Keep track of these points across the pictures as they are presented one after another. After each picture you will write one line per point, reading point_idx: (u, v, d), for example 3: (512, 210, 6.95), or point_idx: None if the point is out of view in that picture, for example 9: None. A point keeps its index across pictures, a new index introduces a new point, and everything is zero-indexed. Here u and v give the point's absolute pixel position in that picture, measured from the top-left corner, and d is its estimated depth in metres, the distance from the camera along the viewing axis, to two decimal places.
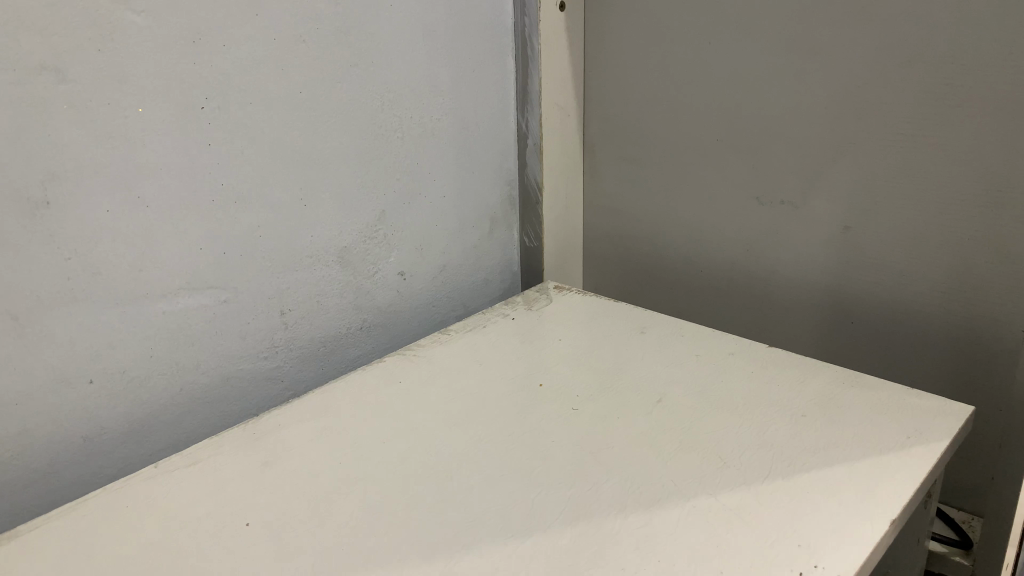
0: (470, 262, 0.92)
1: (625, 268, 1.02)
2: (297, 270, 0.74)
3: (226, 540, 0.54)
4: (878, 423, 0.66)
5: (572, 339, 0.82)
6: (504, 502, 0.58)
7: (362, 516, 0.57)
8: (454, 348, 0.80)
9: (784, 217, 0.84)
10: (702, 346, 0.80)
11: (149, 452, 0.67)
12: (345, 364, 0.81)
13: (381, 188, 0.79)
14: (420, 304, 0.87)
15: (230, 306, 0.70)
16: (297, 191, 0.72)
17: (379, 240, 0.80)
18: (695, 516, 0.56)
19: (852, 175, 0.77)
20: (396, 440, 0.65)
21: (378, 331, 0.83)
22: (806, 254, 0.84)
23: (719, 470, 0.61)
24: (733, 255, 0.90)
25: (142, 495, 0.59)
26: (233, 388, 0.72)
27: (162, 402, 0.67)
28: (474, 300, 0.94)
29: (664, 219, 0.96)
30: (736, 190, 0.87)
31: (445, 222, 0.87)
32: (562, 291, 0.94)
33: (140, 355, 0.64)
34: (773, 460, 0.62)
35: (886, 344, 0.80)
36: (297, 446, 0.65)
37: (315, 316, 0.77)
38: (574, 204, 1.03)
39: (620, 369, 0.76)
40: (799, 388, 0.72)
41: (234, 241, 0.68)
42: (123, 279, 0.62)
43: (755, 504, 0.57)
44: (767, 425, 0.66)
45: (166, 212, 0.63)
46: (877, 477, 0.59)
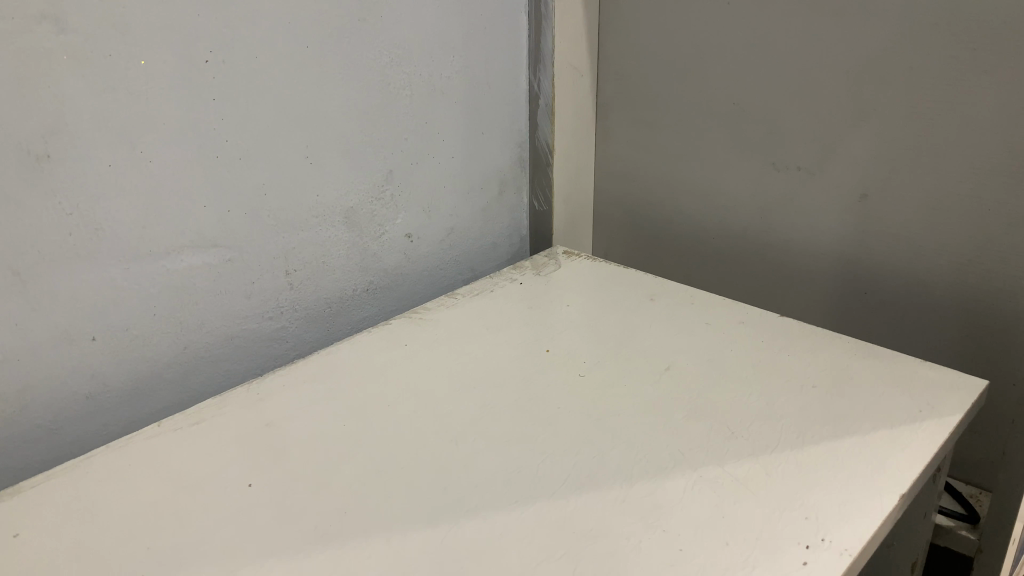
0: (479, 224, 0.90)
1: (636, 233, 1.01)
2: (303, 229, 0.73)
3: (228, 501, 0.54)
4: (889, 396, 0.65)
5: (580, 306, 0.80)
6: (509, 466, 0.57)
7: (364, 479, 0.56)
8: (460, 311, 0.79)
9: (799, 183, 0.82)
10: (712, 314, 0.78)
11: (152, 409, 0.67)
12: (351, 325, 0.80)
13: (389, 147, 0.77)
14: (427, 265, 0.86)
15: (234, 264, 0.69)
16: (302, 147, 0.70)
17: (386, 201, 0.79)
18: (701, 487, 0.55)
19: (871, 141, 0.75)
20: (400, 403, 0.64)
21: (384, 293, 0.82)
22: (820, 222, 0.82)
23: (727, 441, 0.60)
24: (745, 223, 0.89)
25: (144, 453, 0.59)
26: (238, 348, 0.71)
27: (165, 360, 0.66)
28: (482, 262, 0.93)
29: (677, 184, 0.94)
30: (750, 155, 0.86)
31: (453, 183, 0.85)
32: (572, 256, 0.92)
33: (144, 313, 0.64)
34: (781, 431, 0.61)
35: (898, 316, 0.79)
36: (300, 406, 0.64)
37: (320, 277, 0.76)
38: (585, 167, 1.01)
39: (629, 337, 0.74)
40: (809, 359, 0.70)
41: (237, 199, 0.67)
42: (127, 235, 0.61)
43: (763, 476, 0.56)
44: (776, 396, 0.65)
45: (168, 168, 0.62)
46: (888, 450, 0.58)
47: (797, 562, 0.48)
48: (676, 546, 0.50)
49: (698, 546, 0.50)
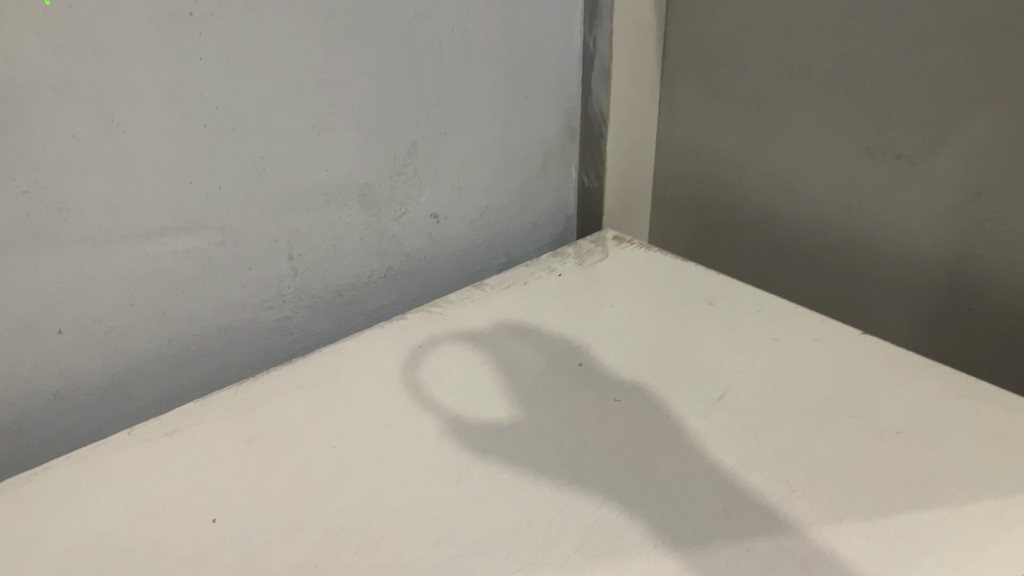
0: (518, 202, 0.80)
1: (700, 217, 0.89)
2: (309, 209, 0.64)
3: (187, 538, 0.47)
4: (995, 453, 0.53)
5: (625, 307, 0.70)
6: (516, 518, 0.48)
7: (345, 522, 0.48)
8: (486, 307, 0.70)
9: (897, 174, 0.69)
10: (779, 327, 0.67)
11: (134, 408, 0.60)
12: (366, 315, 0.72)
13: (412, 115, 0.67)
14: (456, 249, 0.76)
15: (227, 248, 0.60)
16: (308, 115, 0.61)
17: (409, 176, 0.69)
18: (747, 564, 0.45)
19: (992, 129, 0.61)
20: (402, 423, 0.56)
21: (405, 279, 0.73)
22: (918, 221, 0.69)
23: (785, 501, 0.49)
24: (829, 216, 0.76)
25: (107, 467, 0.52)
26: (233, 341, 0.64)
27: (147, 355, 0.59)
28: (521, 245, 0.83)
29: (751, 163, 0.81)
30: (840, 137, 0.72)
31: (489, 156, 0.75)
32: (622, 243, 0.81)
33: (120, 303, 0.56)
34: (853, 493, 0.50)
35: (1007, 342, 0.66)
36: (289, 418, 0.56)
37: (330, 262, 0.67)
38: (646, 139, 0.89)
39: (677, 351, 0.64)
40: (894, 395, 0.59)
41: (230, 175, 0.58)
42: (97, 216, 0.53)
43: (828, 556, 0.45)
44: (850, 443, 0.54)
45: (145, 139, 0.53)
46: (990, 532, 0.47)
47: None
48: None
49: None
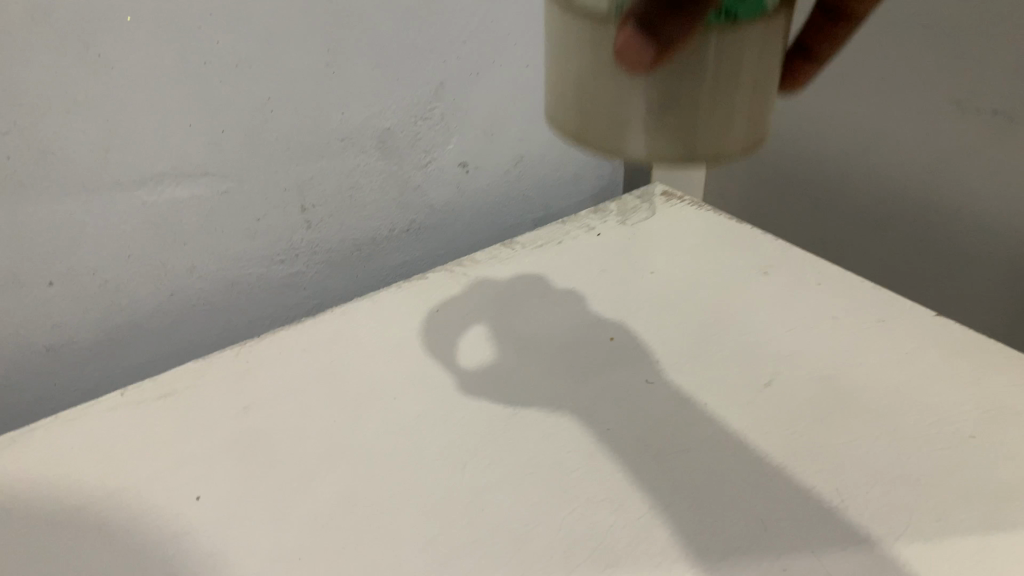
0: (559, 151, 0.73)
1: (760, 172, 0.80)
2: (320, 156, 0.58)
3: (166, 517, 0.43)
4: None
5: (667, 274, 0.63)
6: (522, 515, 0.43)
7: (335, 509, 0.44)
8: (514, 268, 0.64)
9: (993, 133, 0.59)
10: (841, 305, 0.59)
11: (135, 363, 0.57)
12: (387, 270, 0.67)
13: (439, 53, 0.60)
14: (487, 201, 0.70)
15: (232, 197, 0.56)
16: (321, 53, 0.54)
17: (434, 121, 0.63)
18: None
19: None
20: (409, 397, 0.51)
21: (430, 233, 0.68)
22: (1013, 189, 0.59)
23: (830, 514, 0.43)
24: (907, 177, 0.67)
25: (95, 431, 0.49)
26: (240, 296, 0.60)
27: (146, 310, 0.56)
28: (561, 198, 0.76)
29: (821, 114, 0.72)
30: (926, 88, 0.62)
31: (527, 100, 0.68)
32: (670, 200, 0.74)
33: (114, 254, 0.53)
34: (912, 509, 0.43)
35: None
36: (290, 385, 0.52)
37: (346, 213, 0.62)
38: None
39: (722, 328, 0.57)
40: (971, 391, 0.51)
41: (233, 118, 0.53)
42: (86, 160, 0.49)
43: None
44: (913, 448, 0.47)
45: (136, 77, 0.48)
46: None
47: None
48: None
49: None
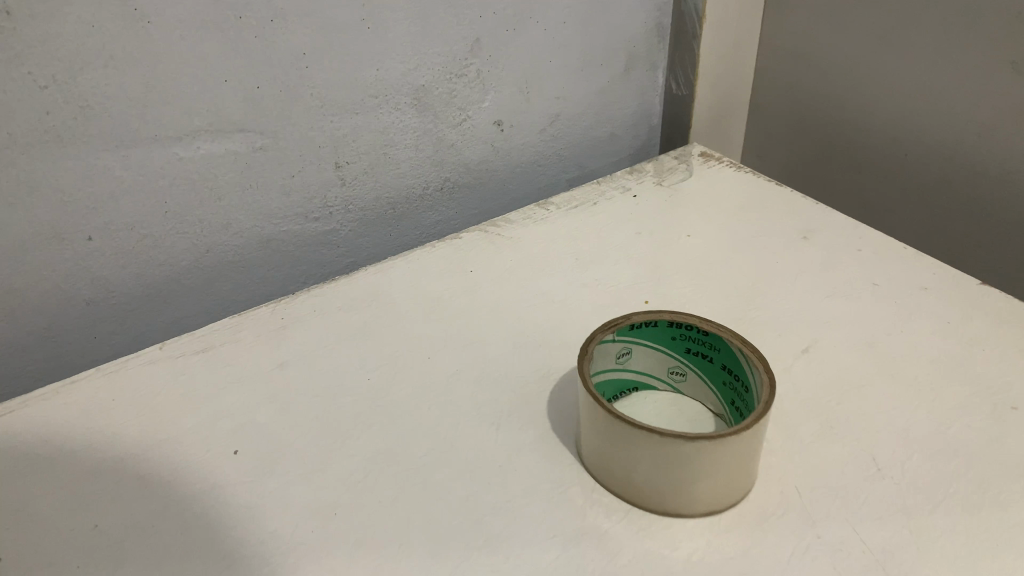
0: (596, 110, 0.71)
1: (800, 133, 0.78)
2: (354, 113, 0.58)
3: (206, 469, 0.44)
4: None
5: (705, 238, 0.62)
6: (556, 476, 0.43)
7: (371, 464, 0.44)
8: (548, 229, 0.63)
9: None
10: (883, 271, 0.58)
11: (172, 318, 0.57)
12: (420, 229, 0.67)
13: (476, 8, 0.59)
14: (522, 160, 0.69)
15: (268, 154, 0.56)
16: (356, 7, 0.53)
17: (471, 78, 0.62)
18: (815, 556, 0.39)
19: None
20: (443, 356, 0.51)
21: (464, 192, 0.67)
22: None
23: (867, 483, 0.42)
24: (954, 141, 0.64)
25: (134, 384, 0.49)
26: (275, 253, 0.60)
27: (184, 265, 0.56)
28: (596, 158, 0.75)
29: (866, 75, 0.69)
30: (981, 47, 0.60)
31: (564, 57, 0.66)
32: (709, 160, 0.73)
33: (152, 210, 0.53)
34: (952, 480, 0.43)
35: None
36: (324, 343, 0.52)
37: (380, 171, 0.61)
38: (745, 40, 0.76)
39: (761, 294, 0.56)
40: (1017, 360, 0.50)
41: (269, 73, 0.53)
42: (125, 115, 0.49)
43: (914, 555, 0.39)
44: (954, 418, 0.46)
45: (173, 30, 0.48)
46: None
47: None
48: None
49: None
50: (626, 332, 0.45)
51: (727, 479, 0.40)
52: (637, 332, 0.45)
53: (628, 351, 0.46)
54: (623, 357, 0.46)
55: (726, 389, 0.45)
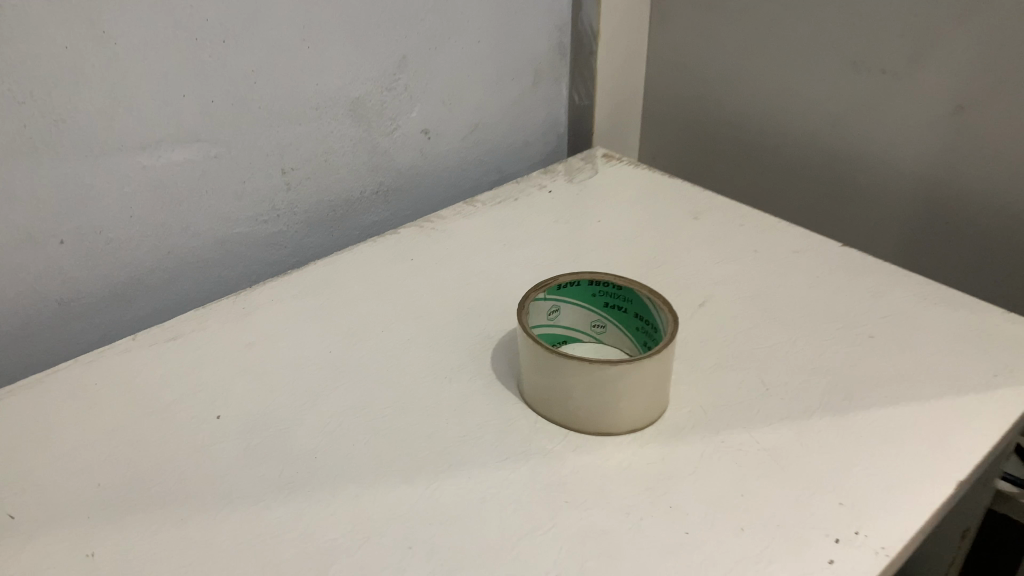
0: (510, 119, 0.80)
1: (687, 134, 0.89)
2: (298, 123, 0.65)
3: (193, 433, 0.49)
4: (960, 353, 0.55)
5: (614, 222, 0.71)
6: (504, 414, 0.50)
7: (342, 418, 0.50)
8: (476, 222, 0.71)
9: (883, 90, 0.69)
10: (763, 240, 0.68)
11: (136, 317, 0.62)
12: (359, 230, 0.73)
13: (402, 29, 0.67)
14: (447, 165, 0.77)
15: (222, 161, 0.61)
16: (298, 29, 0.61)
17: (399, 91, 0.70)
18: (721, 454, 0.48)
19: (978, 42, 0.62)
20: (395, 329, 0.58)
21: (397, 195, 0.75)
22: (901, 137, 0.70)
23: (759, 398, 0.52)
24: (812, 130, 0.76)
25: (112, 370, 0.54)
26: (229, 254, 0.65)
27: (146, 266, 0.61)
28: (513, 163, 0.83)
29: (737, 82, 0.81)
30: (827, 52, 0.72)
31: (480, 72, 0.75)
32: (611, 160, 0.82)
33: (117, 214, 0.58)
34: (824, 391, 0.52)
35: (984, 251, 0.68)
36: (285, 325, 0.58)
37: (322, 176, 0.68)
38: (636, 56, 0.87)
39: (664, 264, 0.66)
40: (872, 301, 0.61)
41: (222, 88, 0.59)
42: (93, 127, 0.54)
43: (797, 447, 0.48)
44: (824, 346, 0.56)
45: (137, 50, 0.54)
46: (951, 427, 0.49)
47: (822, 559, 0.41)
48: (682, 528, 0.43)
49: (707, 528, 0.43)
50: (554, 291, 0.53)
51: (648, 396, 0.48)
52: (563, 290, 0.54)
53: (556, 308, 0.54)
54: (553, 314, 0.54)
55: (639, 333, 0.54)
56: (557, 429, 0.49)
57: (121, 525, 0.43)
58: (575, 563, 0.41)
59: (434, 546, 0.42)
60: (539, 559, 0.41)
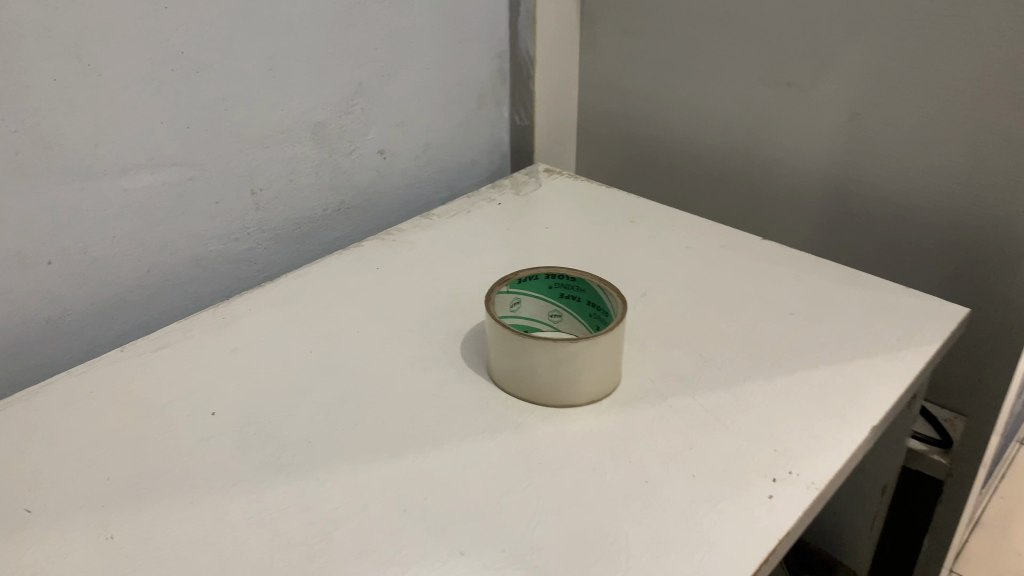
0: (457, 140, 0.87)
1: (619, 149, 0.97)
2: (266, 146, 0.69)
3: (191, 428, 0.53)
4: (869, 323, 0.64)
5: (560, 228, 0.78)
6: (476, 395, 0.56)
7: (329, 407, 0.55)
8: (433, 233, 0.77)
9: (789, 101, 0.78)
10: (693, 238, 0.76)
11: (118, 333, 0.65)
12: (322, 245, 0.78)
13: (358, 58, 0.73)
14: (401, 183, 0.83)
15: (196, 183, 0.66)
16: (264, 59, 0.66)
17: (357, 115, 0.75)
18: (670, 416, 0.54)
19: (866, 56, 0.71)
20: (368, 329, 0.63)
21: (356, 211, 0.80)
22: (807, 142, 0.79)
23: (699, 369, 0.59)
24: (730, 140, 0.85)
25: (105, 378, 0.57)
26: (203, 270, 0.69)
27: (127, 284, 0.65)
28: (461, 180, 0.89)
29: (661, 99, 0.89)
30: (739, 70, 0.81)
31: (429, 97, 0.81)
32: (552, 174, 0.89)
33: (101, 235, 0.62)
34: (754, 360, 0.60)
35: (886, 238, 0.77)
36: (264, 331, 0.63)
37: (288, 195, 0.73)
38: (569, 79, 0.95)
39: (607, 262, 0.73)
40: (791, 285, 0.69)
41: (196, 115, 0.64)
42: (79, 153, 0.58)
43: (735, 407, 0.55)
44: (752, 323, 0.64)
45: (120, 81, 0.58)
46: (865, 383, 0.57)
47: (762, 495, 0.48)
48: (642, 478, 0.49)
49: (663, 477, 0.49)
50: (515, 285, 0.59)
51: (604, 371, 0.54)
52: (523, 284, 0.60)
53: (518, 301, 0.61)
54: (515, 306, 0.61)
55: (592, 319, 0.60)
56: (525, 405, 0.55)
57: (135, 511, 0.47)
58: (552, 514, 0.47)
59: (426, 507, 0.47)
60: (520, 511, 0.47)
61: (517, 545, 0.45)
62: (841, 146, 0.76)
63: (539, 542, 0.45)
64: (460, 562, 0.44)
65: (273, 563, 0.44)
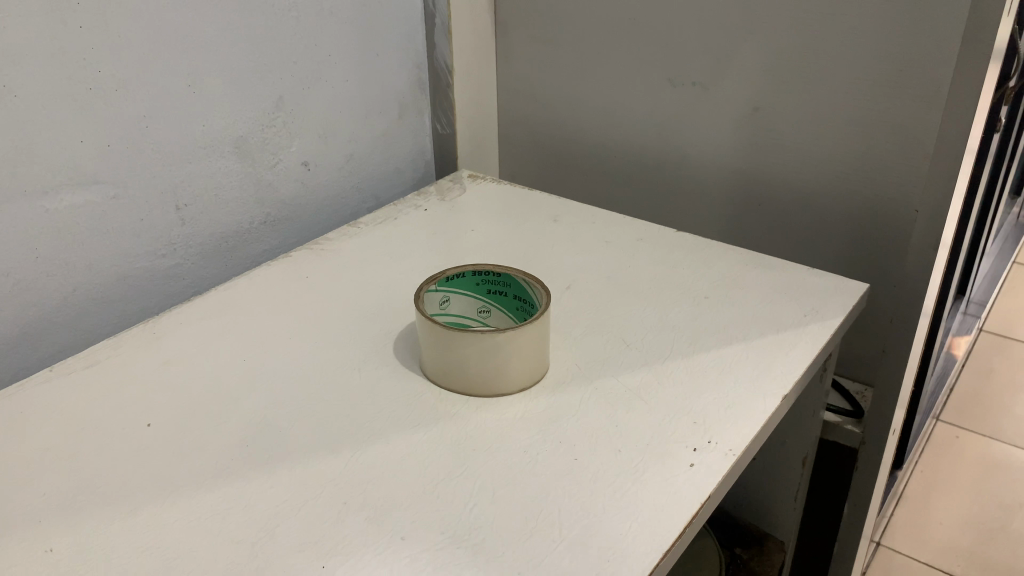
0: (380, 149, 0.88)
1: (540, 153, 1.00)
2: (188, 162, 0.70)
3: (126, 440, 0.53)
4: (777, 301, 0.68)
5: (485, 230, 0.81)
6: (410, 391, 0.58)
7: (265, 411, 0.56)
8: (361, 241, 0.79)
9: (693, 99, 0.83)
10: (612, 232, 0.80)
11: (45, 354, 0.65)
12: (250, 258, 0.79)
13: (277, 73, 0.74)
14: (327, 194, 0.84)
15: (119, 201, 0.66)
16: (182, 76, 0.67)
17: (278, 128, 0.76)
18: (596, 397, 0.57)
19: (761, 53, 0.76)
20: (301, 335, 0.64)
21: (283, 223, 0.81)
22: (712, 137, 0.83)
23: (621, 352, 0.62)
24: (642, 138, 0.89)
25: (34, 398, 0.57)
26: (130, 287, 0.69)
27: (53, 305, 0.64)
28: (387, 189, 0.91)
29: (575, 103, 0.93)
30: (646, 72, 0.85)
31: (350, 108, 0.83)
32: (476, 179, 0.92)
33: (22, 256, 0.61)
34: (672, 341, 0.63)
35: (793, 225, 0.81)
36: (196, 343, 0.63)
37: (213, 210, 0.74)
38: (487, 88, 0.98)
39: (531, 259, 0.75)
40: (705, 270, 0.73)
41: (116, 132, 0.64)
42: None
43: (656, 385, 0.58)
44: (668, 307, 0.67)
45: (35, 101, 0.58)
46: (775, 355, 0.61)
47: (684, 464, 0.51)
48: (572, 456, 0.52)
49: (591, 453, 0.52)
50: (443, 283, 0.62)
51: (532, 359, 0.57)
52: (451, 282, 0.62)
53: (447, 299, 0.63)
54: (444, 304, 0.63)
55: (519, 312, 0.63)
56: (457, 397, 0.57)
57: (74, 525, 0.47)
58: (488, 495, 0.49)
59: (365, 498, 0.49)
60: (457, 494, 0.49)
61: (456, 526, 0.47)
62: (745, 139, 0.81)
63: (476, 521, 0.47)
64: (401, 545, 0.46)
65: (218, 561, 0.45)
